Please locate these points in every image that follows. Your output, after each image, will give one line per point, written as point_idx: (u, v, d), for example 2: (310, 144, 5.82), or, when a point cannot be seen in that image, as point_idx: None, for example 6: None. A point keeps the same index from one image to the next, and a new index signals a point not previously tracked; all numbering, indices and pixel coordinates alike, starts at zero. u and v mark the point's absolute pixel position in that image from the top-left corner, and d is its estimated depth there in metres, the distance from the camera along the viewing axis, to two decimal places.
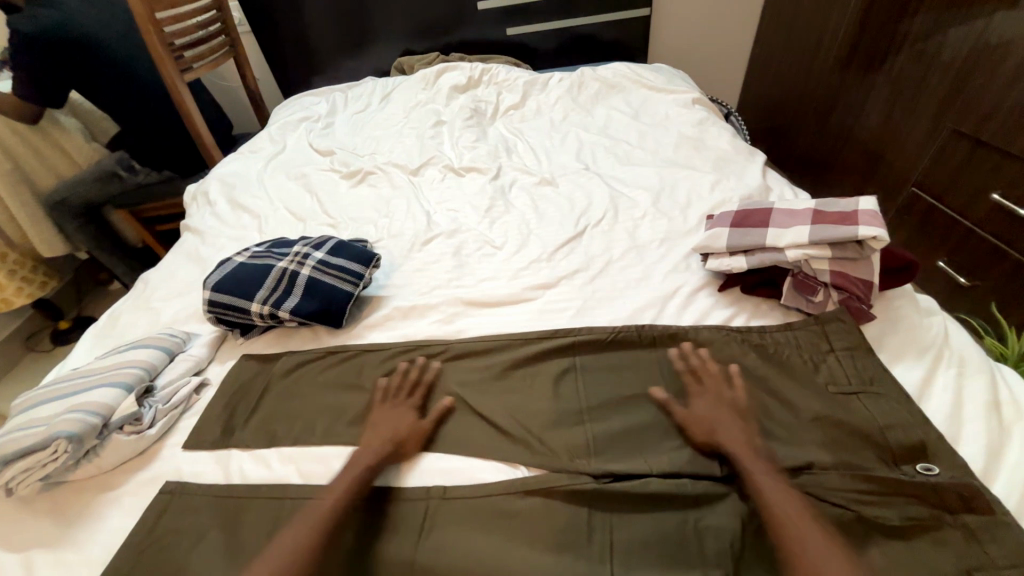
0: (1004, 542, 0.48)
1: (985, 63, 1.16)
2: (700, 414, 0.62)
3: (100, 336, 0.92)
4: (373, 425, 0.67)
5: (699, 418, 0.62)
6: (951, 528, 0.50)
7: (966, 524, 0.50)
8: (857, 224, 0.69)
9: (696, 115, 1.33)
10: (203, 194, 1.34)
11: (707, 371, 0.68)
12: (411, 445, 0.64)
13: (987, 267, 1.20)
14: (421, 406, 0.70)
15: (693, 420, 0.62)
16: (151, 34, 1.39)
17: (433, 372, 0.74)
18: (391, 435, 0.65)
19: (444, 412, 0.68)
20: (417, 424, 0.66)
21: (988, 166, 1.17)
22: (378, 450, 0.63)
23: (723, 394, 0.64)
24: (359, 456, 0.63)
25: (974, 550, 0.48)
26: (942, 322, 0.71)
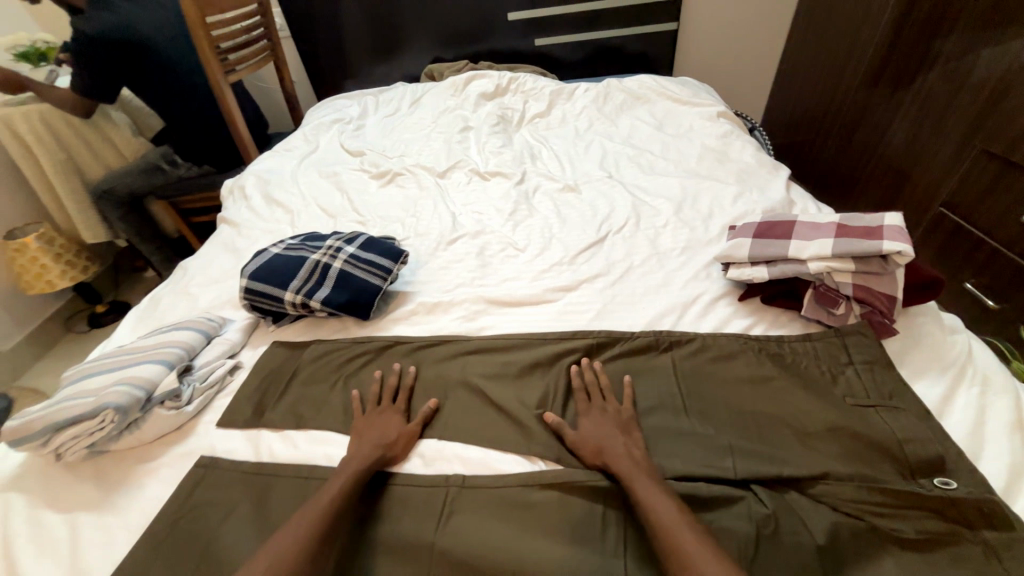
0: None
1: (1018, 83, 1.14)
2: (587, 432, 0.63)
3: (142, 317, 0.97)
4: (360, 432, 0.68)
5: (586, 439, 0.63)
6: (970, 543, 0.50)
7: (985, 540, 0.50)
8: (881, 239, 0.69)
9: (720, 128, 1.34)
10: (239, 188, 1.40)
11: (598, 390, 0.70)
12: (400, 446, 0.66)
13: (1015, 289, 1.18)
14: (406, 411, 0.72)
15: (587, 437, 0.63)
16: (200, 37, 1.47)
17: (411, 376, 0.76)
18: (380, 440, 0.66)
19: (426, 418, 0.70)
20: (405, 428, 0.68)
21: (1017, 187, 1.16)
22: (367, 454, 0.63)
23: (613, 410, 0.66)
24: (349, 462, 0.62)
25: (993, 566, 0.48)
26: (967, 340, 0.70)
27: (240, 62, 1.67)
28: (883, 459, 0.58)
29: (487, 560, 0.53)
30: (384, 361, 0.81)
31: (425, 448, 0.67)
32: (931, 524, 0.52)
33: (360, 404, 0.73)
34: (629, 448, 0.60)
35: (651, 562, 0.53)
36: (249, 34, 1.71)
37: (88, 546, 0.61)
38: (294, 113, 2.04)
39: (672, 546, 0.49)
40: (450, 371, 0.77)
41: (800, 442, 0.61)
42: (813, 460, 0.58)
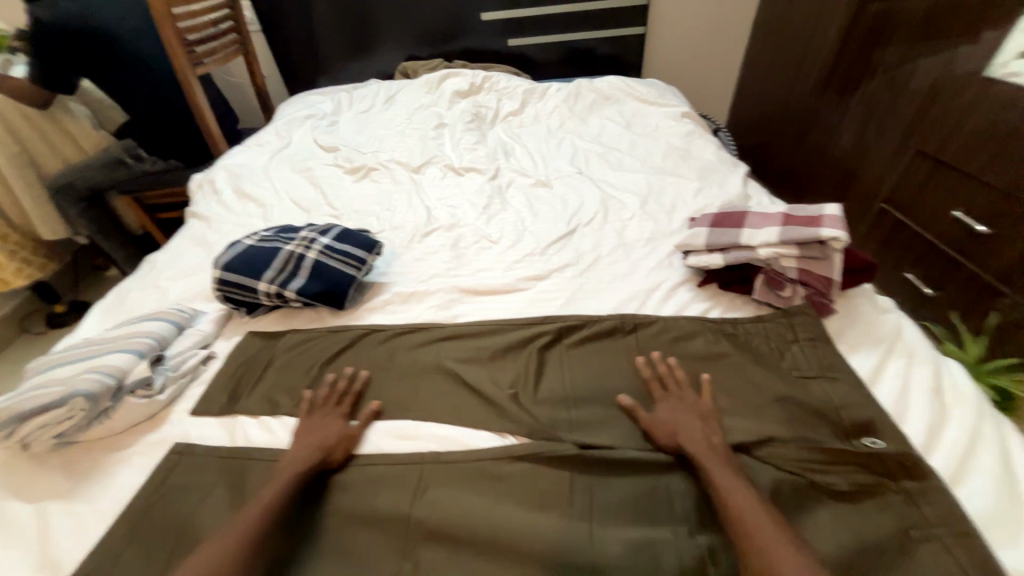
0: (937, 503, 0.53)
1: (948, 91, 1.25)
2: (666, 416, 0.64)
3: (109, 310, 0.96)
4: (301, 434, 0.67)
5: (664, 425, 0.63)
6: (892, 492, 0.56)
7: (905, 489, 0.56)
8: (820, 226, 0.76)
9: (684, 128, 1.41)
10: (209, 182, 1.38)
11: (673, 379, 0.70)
12: (341, 450, 0.65)
13: (948, 277, 1.29)
14: (350, 414, 0.71)
15: (664, 422, 0.64)
16: (166, 28, 1.44)
17: (362, 381, 0.75)
18: (320, 443, 0.65)
19: (369, 420, 0.70)
20: (348, 429, 0.68)
21: (948, 185, 1.27)
22: (306, 458, 0.63)
23: (686, 397, 0.67)
24: (285, 467, 0.62)
25: (910, 510, 0.54)
26: (896, 318, 0.78)
27: (208, 55, 1.65)
28: (826, 423, 0.64)
29: (461, 528, 0.56)
30: (361, 348, 0.82)
31: (401, 427, 0.69)
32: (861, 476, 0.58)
33: (307, 406, 0.72)
34: (706, 435, 0.61)
35: (617, 520, 0.56)
36: (217, 26, 1.68)
37: (59, 535, 0.60)
38: (265, 109, 2.01)
39: (748, 534, 0.49)
40: (425, 355, 0.79)
41: (752, 410, 0.66)
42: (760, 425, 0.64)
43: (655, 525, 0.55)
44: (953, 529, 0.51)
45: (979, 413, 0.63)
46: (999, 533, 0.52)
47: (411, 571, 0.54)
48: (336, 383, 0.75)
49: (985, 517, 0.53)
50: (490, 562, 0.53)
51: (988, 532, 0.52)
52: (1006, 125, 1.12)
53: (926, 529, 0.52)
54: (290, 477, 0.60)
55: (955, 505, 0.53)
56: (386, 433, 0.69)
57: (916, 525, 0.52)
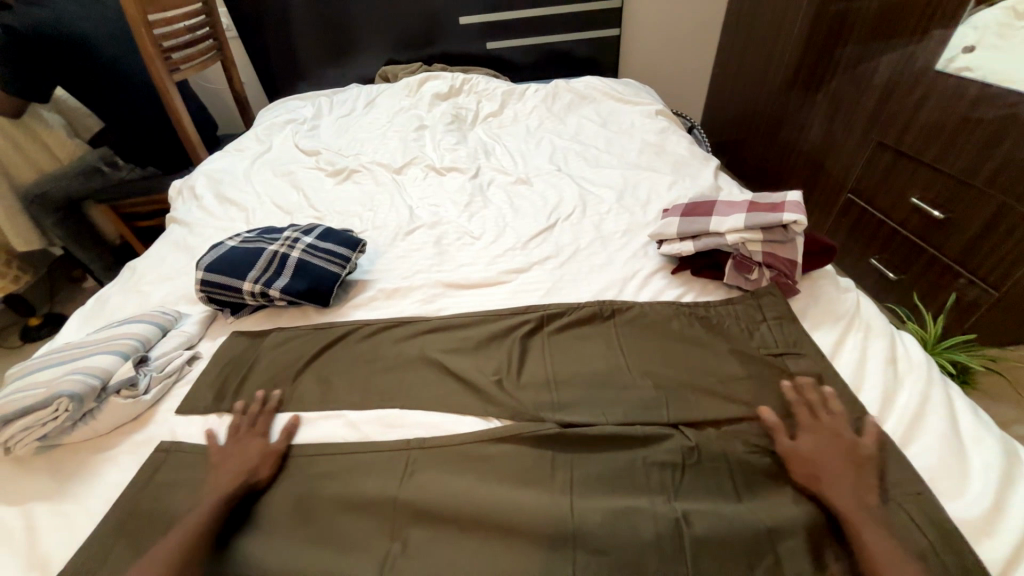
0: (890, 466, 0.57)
1: (904, 86, 1.32)
2: (813, 450, 0.58)
3: (90, 315, 0.96)
4: (219, 462, 0.65)
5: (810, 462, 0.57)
6: None
7: None
8: (783, 212, 0.80)
9: (658, 125, 1.46)
10: (189, 188, 1.38)
11: (825, 408, 0.63)
12: (265, 467, 0.64)
13: (911, 261, 1.36)
14: (269, 431, 0.70)
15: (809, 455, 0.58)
16: (143, 35, 1.44)
17: (275, 399, 0.74)
18: (241, 466, 0.64)
19: (288, 435, 0.69)
20: (267, 447, 0.66)
21: (906, 174, 1.34)
22: (226, 483, 0.61)
23: (837, 431, 0.60)
24: (206, 497, 0.60)
25: None
26: (856, 296, 0.82)
27: (184, 62, 1.64)
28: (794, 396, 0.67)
29: (445, 508, 0.58)
30: (347, 345, 0.84)
31: (389, 415, 0.71)
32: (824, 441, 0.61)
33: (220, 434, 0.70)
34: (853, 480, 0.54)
35: (595, 492, 0.59)
36: (193, 33, 1.68)
37: (46, 535, 0.60)
38: (245, 115, 2.01)
39: None
40: (410, 348, 0.81)
41: (724, 387, 0.70)
42: (729, 399, 0.68)
43: (633, 496, 0.58)
44: (903, 487, 0.55)
45: (929, 379, 0.67)
46: (946, 487, 0.56)
47: (400, 550, 0.56)
48: (247, 409, 0.73)
49: (933, 472, 0.57)
50: (476, 538, 0.56)
51: (936, 485, 0.56)
52: (956, 115, 1.19)
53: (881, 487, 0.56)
54: (212, 504, 0.59)
55: (908, 464, 0.57)
56: (373, 422, 0.70)
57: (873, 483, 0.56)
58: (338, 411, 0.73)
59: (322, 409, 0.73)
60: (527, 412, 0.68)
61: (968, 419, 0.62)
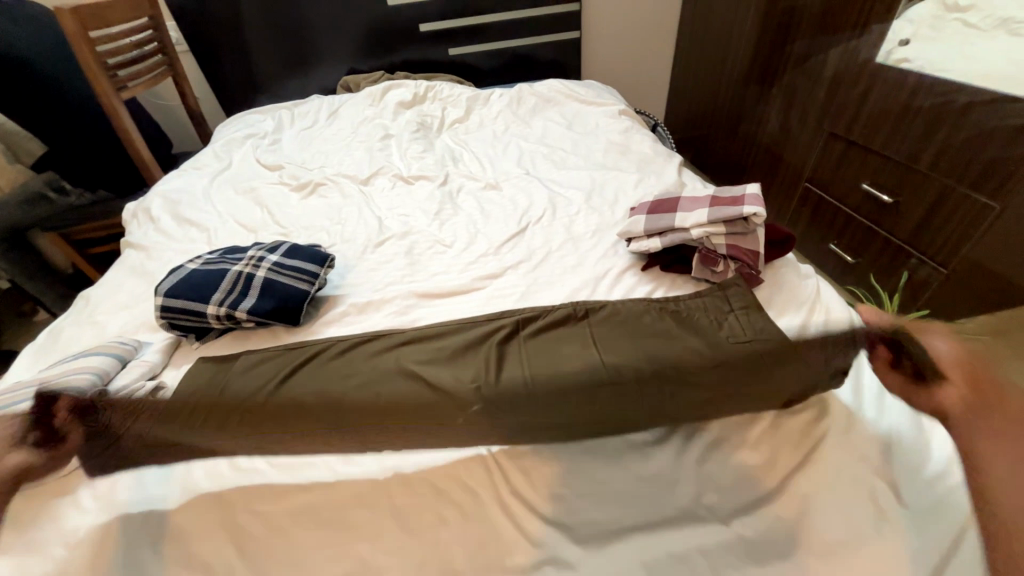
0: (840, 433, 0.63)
1: (848, 78, 1.40)
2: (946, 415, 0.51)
3: (41, 351, 0.90)
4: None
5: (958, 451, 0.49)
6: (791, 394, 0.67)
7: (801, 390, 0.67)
8: (743, 205, 0.83)
9: (622, 124, 1.49)
10: (144, 211, 1.32)
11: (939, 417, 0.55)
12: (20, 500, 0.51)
13: (866, 246, 1.43)
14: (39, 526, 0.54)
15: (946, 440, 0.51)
16: (85, 52, 1.37)
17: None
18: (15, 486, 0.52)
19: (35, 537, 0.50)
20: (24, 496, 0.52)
21: (858, 162, 1.41)
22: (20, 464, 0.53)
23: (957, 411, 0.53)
24: None
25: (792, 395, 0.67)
26: (816, 282, 0.86)
27: (133, 78, 1.58)
28: (770, 379, 0.67)
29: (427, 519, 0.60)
30: (318, 366, 0.80)
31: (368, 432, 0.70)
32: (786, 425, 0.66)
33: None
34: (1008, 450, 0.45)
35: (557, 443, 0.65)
36: (140, 49, 1.62)
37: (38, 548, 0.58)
38: (202, 132, 1.94)
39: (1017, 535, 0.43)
40: (384, 360, 0.80)
41: (701, 376, 0.67)
42: (706, 388, 0.66)
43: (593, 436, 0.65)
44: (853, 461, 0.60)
45: None
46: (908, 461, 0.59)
47: None
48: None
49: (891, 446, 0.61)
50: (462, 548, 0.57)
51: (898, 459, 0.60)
52: (899, 104, 1.25)
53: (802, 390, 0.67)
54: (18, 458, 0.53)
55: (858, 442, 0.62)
56: (351, 438, 0.69)
57: (838, 459, 0.60)
58: None
59: None
60: (503, 420, 0.66)
61: None
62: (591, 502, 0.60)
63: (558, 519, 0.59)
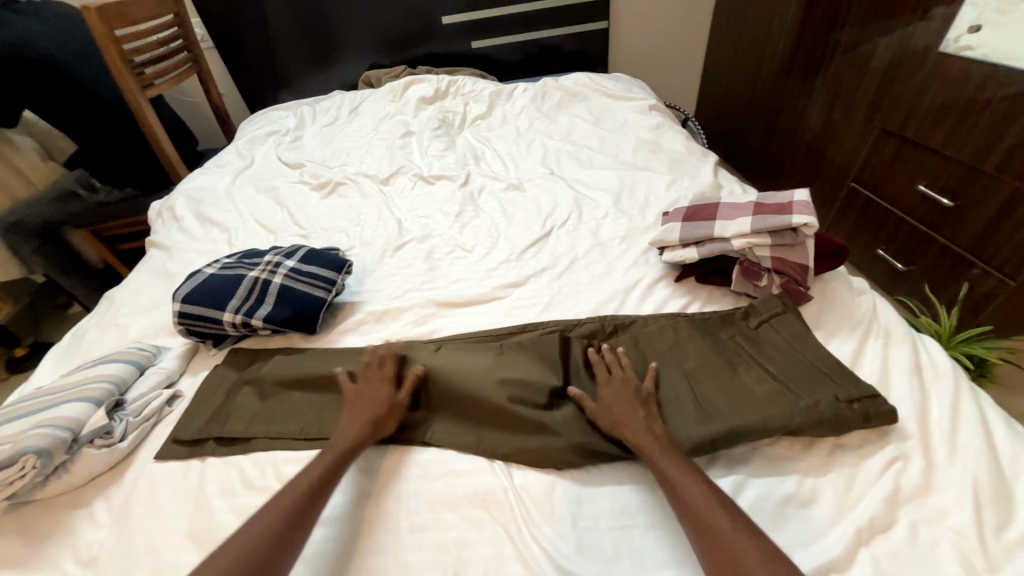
0: (911, 472, 0.55)
1: (905, 68, 1.28)
2: (691, 502, 0.51)
3: (65, 354, 0.90)
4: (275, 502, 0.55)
5: (715, 543, 0.48)
6: (852, 414, 0.59)
7: (863, 409, 0.59)
8: (791, 213, 0.76)
9: (652, 121, 1.41)
10: (168, 209, 1.32)
11: (817, 453, 0.59)
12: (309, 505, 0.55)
13: (920, 253, 1.31)
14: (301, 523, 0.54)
15: (700, 530, 0.49)
16: (111, 50, 1.37)
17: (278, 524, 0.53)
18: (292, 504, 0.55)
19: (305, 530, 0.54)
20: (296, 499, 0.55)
21: (913, 161, 1.29)
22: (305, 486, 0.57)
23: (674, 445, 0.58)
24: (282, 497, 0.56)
25: (851, 416, 0.58)
26: (872, 299, 0.78)
27: (158, 76, 1.59)
28: (792, 396, 0.62)
29: (434, 550, 0.55)
30: (337, 360, 0.81)
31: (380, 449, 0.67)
32: (843, 460, 0.58)
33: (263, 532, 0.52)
34: (734, 520, 0.49)
35: (574, 461, 0.61)
36: (167, 47, 1.63)
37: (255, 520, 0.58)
38: (226, 128, 1.95)
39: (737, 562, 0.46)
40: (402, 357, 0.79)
41: (709, 384, 0.66)
42: (610, 414, 0.63)
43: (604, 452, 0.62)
44: (922, 512, 0.52)
45: (957, 390, 0.63)
46: (991, 514, 0.50)
47: None
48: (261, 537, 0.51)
49: (981, 496, 0.52)
50: None
51: (981, 511, 0.51)
52: (963, 98, 1.14)
53: (858, 418, 0.58)
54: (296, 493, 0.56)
55: (931, 485, 0.54)
56: (366, 459, 0.66)
57: (906, 506, 0.53)
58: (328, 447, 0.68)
59: (309, 447, 0.69)
60: (519, 425, 0.66)
61: (1003, 432, 0.58)
62: (621, 546, 0.54)
63: (583, 563, 0.52)
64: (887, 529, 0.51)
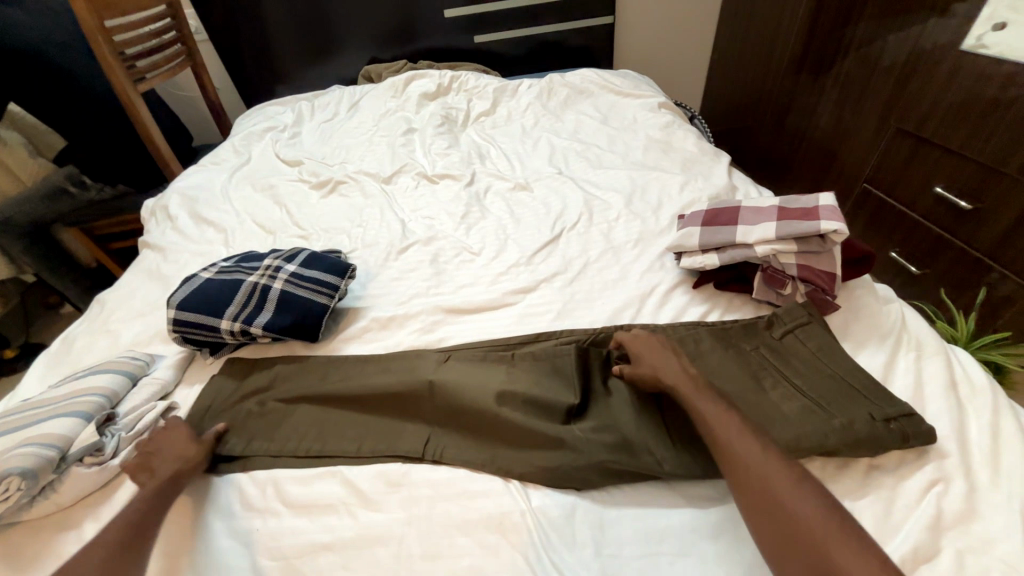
0: (954, 496, 0.52)
1: (923, 66, 1.24)
2: (765, 476, 0.50)
3: (54, 362, 0.86)
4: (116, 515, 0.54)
5: (788, 522, 0.47)
6: (889, 433, 0.55)
7: (899, 428, 0.56)
8: (818, 219, 0.73)
9: (663, 119, 1.37)
10: (162, 208, 1.27)
11: (855, 475, 0.56)
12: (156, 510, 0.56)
13: (935, 256, 1.28)
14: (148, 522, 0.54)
15: (770, 509, 0.48)
16: (100, 43, 1.32)
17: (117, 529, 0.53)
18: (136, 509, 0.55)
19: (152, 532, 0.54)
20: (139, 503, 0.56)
21: (930, 162, 1.26)
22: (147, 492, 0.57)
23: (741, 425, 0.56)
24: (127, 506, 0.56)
25: (888, 435, 0.55)
26: (900, 308, 0.75)
27: (150, 70, 1.53)
28: (823, 413, 0.59)
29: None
30: (343, 372, 0.77)
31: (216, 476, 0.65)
32: (881, 481, 0.55)
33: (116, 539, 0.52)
34: (812, 492, 0.49)
35: (595, 484, 0.58)
36: (159, 38, 1.58)
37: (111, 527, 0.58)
38: (221, 123, 1.89)
39: (813, 541, 0.45)
40: (411, 368, 0.75)
41: (740, 397, 0.63)
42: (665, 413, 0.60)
43: (630, 475, 0.58)
44: (968, 539, 0.49)
45: (997, 407, 0.60)
46: None
47: None
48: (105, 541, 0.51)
49: None
50: None
51: None
52: (986, 98, 1.10)
53: (897, 435, 0.55)
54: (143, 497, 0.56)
55: (975, 510, 0.51)
56: (372, 478, 0.62)
57: (950, 534, 0.50)
58: (333, 467, 0.65)
59: (309, 468, 0.65)
60: (533, 446, 0.62)
61: None
62: None
63: None
64: (932, 559, 0.48)
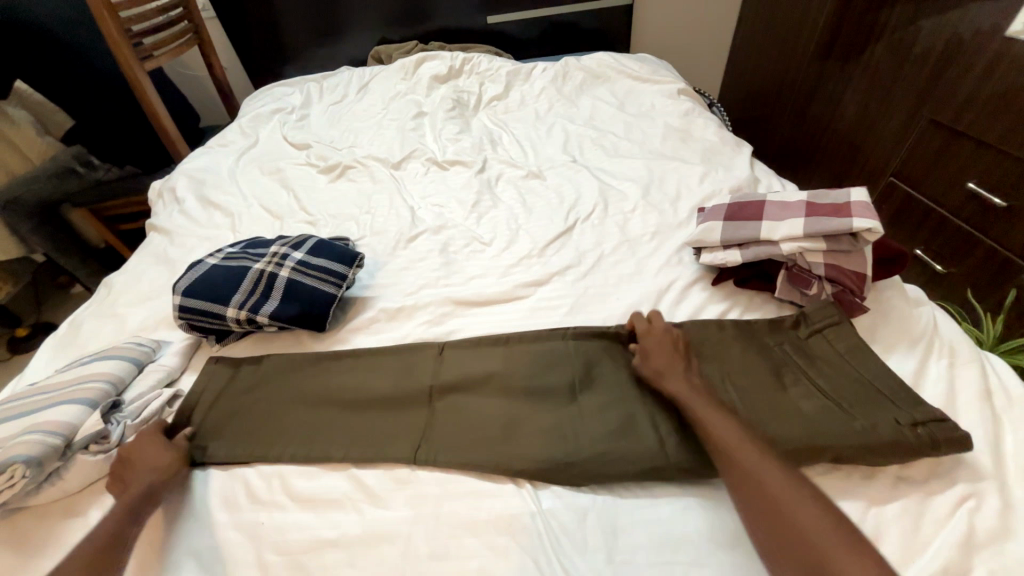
0: (987, 512, 0.50)
1: (961, 54, 1.18)
2: (767, 487, 0.48)
3: (61, 346, 0.86)
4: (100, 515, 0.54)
5: (793, 537, 0.44)
6: (917, 440, 0.53)
7: (928, 435, 0.53)
8: (850, 216, 0.69)
9: (682, 106, 1.32)
10: (169, 190, 1.25)
11: (883, 486, 0.53)
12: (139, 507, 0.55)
13: (964, 254, 1.23)
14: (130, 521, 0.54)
15: (771, 525, 0.46)
16: (106, 19, 1.29)
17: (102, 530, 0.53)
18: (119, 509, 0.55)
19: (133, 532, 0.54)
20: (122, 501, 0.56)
21: (964, 156, 1.20)
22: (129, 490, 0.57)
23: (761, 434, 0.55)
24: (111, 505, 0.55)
25: (917, 441, 0.52)
26: (931, 311, 0.71)
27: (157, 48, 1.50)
28: (846, 418, 0.56)
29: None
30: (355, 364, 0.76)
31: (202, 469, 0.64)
32: (909, 493, 0.52)
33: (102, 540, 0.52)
34: (816, 506, 0.46)
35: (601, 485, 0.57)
36: (167, 15, 1.54)
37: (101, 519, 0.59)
38: (228, 104, 1.86)
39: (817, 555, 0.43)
40: (422, 360, 0.74)
41: (763, 398, 0.61)
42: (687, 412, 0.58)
43: (639, 476, 0.57)
44: (1003, 557, 0.47)
45: None
46: None
47: None
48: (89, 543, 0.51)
49: None
50: None
51: None
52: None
53: (927, 442, 0.52)
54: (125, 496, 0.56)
55: (1011, 528, 0.48)
56: (380, 474, 0.61)
57: (983, 552, 0.47)
58: (341, 461, 0.64)
59: (316, 463, 0.64)
60: (534, 443, 0.61)
61: None
62: None
63: None
64: None
